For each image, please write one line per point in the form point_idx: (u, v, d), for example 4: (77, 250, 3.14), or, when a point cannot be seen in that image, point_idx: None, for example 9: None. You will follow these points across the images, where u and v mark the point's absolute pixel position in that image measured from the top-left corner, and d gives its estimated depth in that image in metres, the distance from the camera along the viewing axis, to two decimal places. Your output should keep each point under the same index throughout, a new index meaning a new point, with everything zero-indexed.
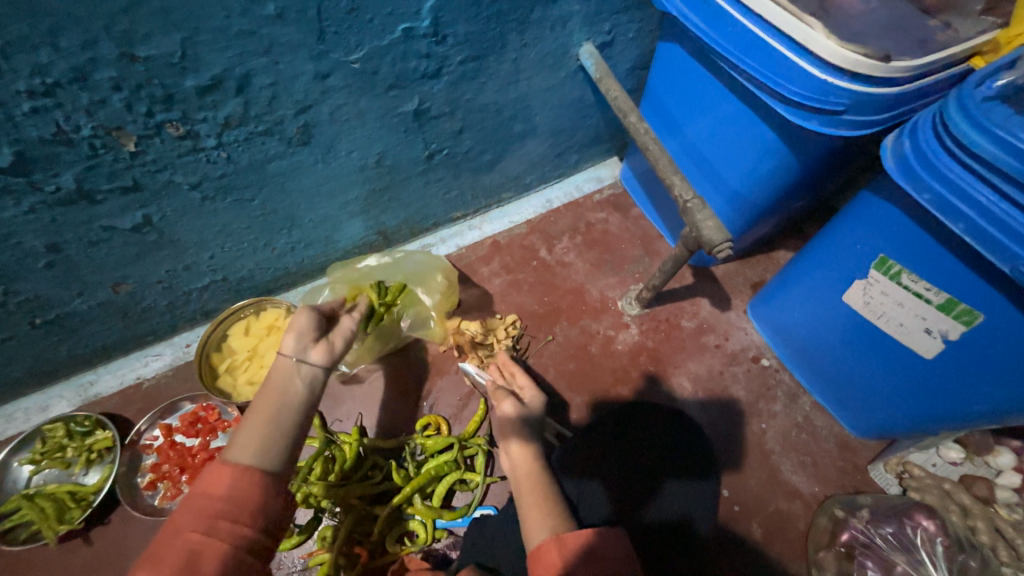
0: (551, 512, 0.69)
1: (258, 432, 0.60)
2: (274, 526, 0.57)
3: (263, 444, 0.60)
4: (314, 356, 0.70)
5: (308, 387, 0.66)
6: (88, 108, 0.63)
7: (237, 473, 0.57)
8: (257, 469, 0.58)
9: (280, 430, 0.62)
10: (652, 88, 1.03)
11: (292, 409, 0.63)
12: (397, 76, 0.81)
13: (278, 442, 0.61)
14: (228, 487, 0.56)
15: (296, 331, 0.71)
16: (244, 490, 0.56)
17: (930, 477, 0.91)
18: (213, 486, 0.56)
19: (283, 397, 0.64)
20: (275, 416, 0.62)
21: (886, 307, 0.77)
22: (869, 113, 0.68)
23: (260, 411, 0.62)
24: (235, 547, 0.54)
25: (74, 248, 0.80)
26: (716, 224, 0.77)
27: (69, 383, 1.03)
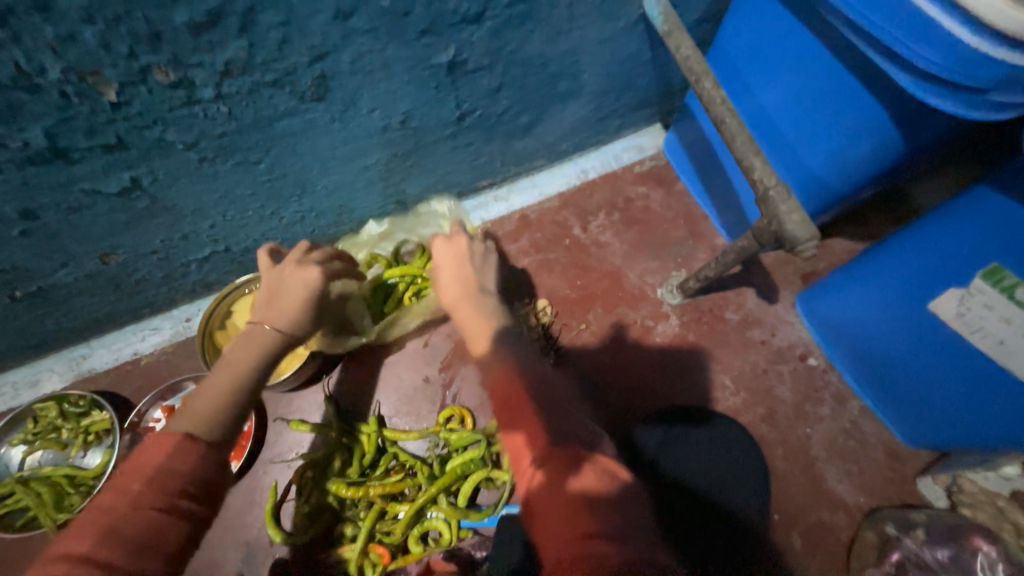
0: (496, 369, 0.58)
1: (217, 399, 0.54)
2: (198, 517, 0.48)
3: (206, 409, 0.52)
4: (278, 316, 0.62)
5: (263, 355, 0.59)
6: (52, 44, 0.50)
7: (181, 449, 0.48)
8: (194, 438, 0.50)
9: (226, 399, 0.54)
10: (722, 46, 0.88)
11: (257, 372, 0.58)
12: (432, 19, 0.67)
13: (221, 410, 0.53)
14: (164, 455, 0.48)
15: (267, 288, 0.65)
16: (180, 459, 0.48)
17: (984, 493, 0.84)
18: (173, 464, 0.47)
19: (235, 364, 0.57)
20: (239, 377, 0.56)
21: (984, 321, 0.68)
22: (1019, 94, 0.56)
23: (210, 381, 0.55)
24: (166, 537, 0.45)
25: (52, 214, 0.69)
26: (802, 218, 0.66)
27: (61, 357, 0.95)
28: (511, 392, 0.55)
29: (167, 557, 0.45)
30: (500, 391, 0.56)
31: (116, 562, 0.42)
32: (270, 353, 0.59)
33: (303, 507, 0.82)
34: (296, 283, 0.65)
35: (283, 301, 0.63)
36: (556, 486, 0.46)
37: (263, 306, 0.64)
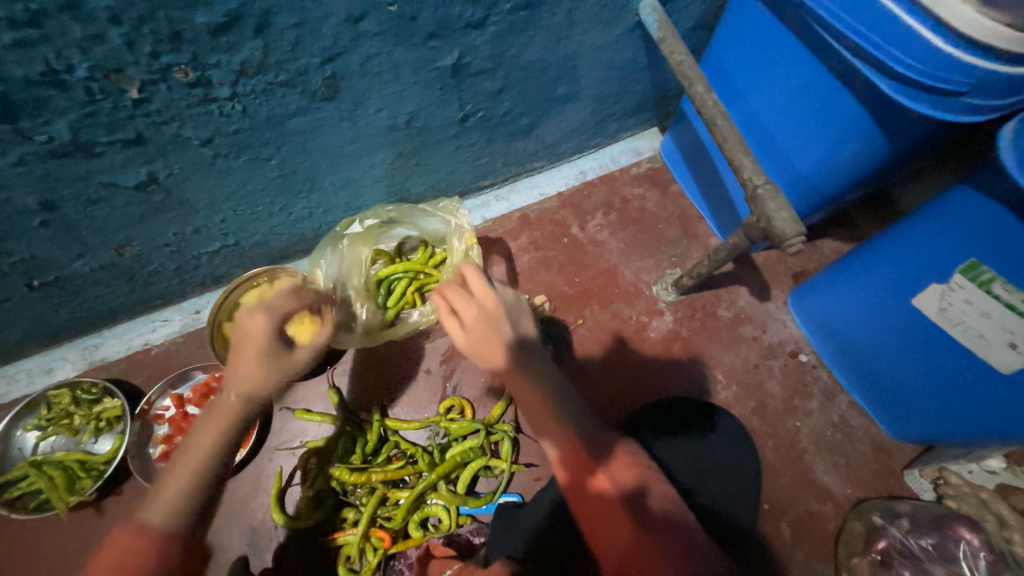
0: (570, 434, 0.64)
1: (179, 494, 0.57)
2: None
3: (177, 499, 0.57)
4: (245, 375, 0.62)
5: (229, 430, 0.62)
6: (81, 43, 0.53)
7: (131, 545, 0.54)
8: (156, 538, 0.55)
9: (191, 477, 0.58)
10: (715, 52, 0.92)
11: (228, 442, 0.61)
12: (438, 24, 0.70)
13: (186, 505, 0.58)
14: (125, 552, 0.53)
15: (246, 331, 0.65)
16: (131, 560, 0.53)
17: (967, 486, 0.89)
18: (128, 560, 0.53)
19: (201, 437, 0.60)
20: (213, 453, 0.60)
21: (965, 316, 0.70)
22: (990, 97, 0.59)
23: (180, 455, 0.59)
24: None
25: (72, 206, 0.72)
26: (789, 215, 0.69)
27: (73, 346, 0.98)
28: (588, 460, 0.63)
29: None
30: (574, 477, 0.63)
31: None
32: (235, 426, 0.62)
33: (308, 492, 0.85)
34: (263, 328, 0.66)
35: (245, 363, 0.63)
36: (615, 522, 0.60)
37: (229, 368, 0.64)
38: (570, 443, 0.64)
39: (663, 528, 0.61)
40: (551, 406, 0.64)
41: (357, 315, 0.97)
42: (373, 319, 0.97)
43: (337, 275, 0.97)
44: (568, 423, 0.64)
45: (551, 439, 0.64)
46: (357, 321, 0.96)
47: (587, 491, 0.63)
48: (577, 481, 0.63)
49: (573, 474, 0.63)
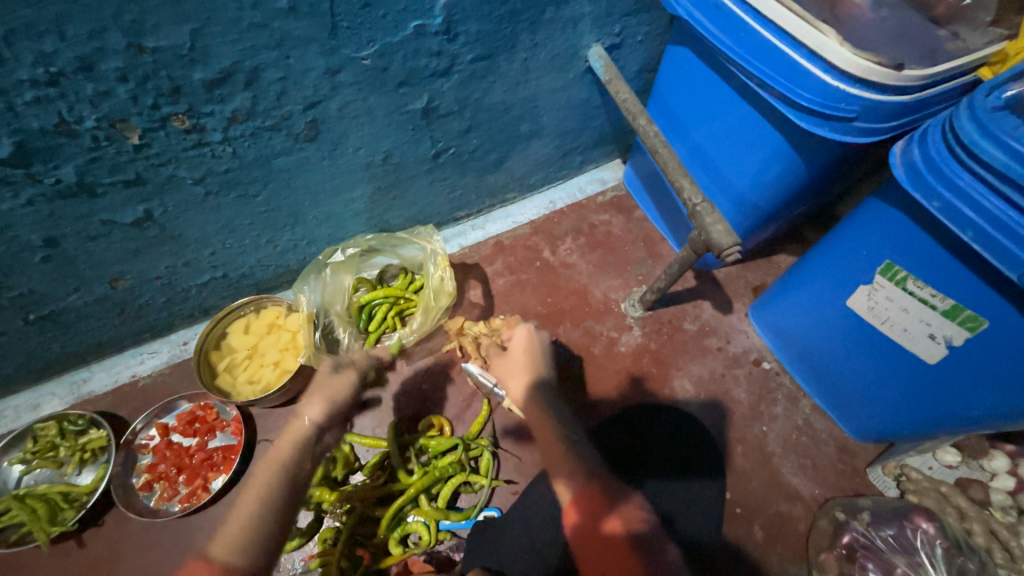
0: (578, 477, 0.72)
1: (242, 528, 0.63)
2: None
3: (256, 513, 0.65)
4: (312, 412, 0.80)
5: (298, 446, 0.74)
6: (92, 99, 0.61)
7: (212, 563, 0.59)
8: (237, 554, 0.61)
9: (279, 488, 0.68)
10: (658, 93, 1.04)
11: (294, 461, 0.72)
12: (407, 74, 0.80)
13: (266, 512, 0.65)
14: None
15: (321, 396, 0.83)
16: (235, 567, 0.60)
17: (928, 480, 0.92)
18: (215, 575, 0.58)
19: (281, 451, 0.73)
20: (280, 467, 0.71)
21: (890, 312, 0.78)
22: (879, 120, 0.70)
23: (264, 472, 0.70)
24: None
25: (72, 242, 0.78)
26: (724, 228, 0.77)
27: (62, 381, 1.02)
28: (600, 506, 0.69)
29: None
30: (584, 520, 0.68)
31: None
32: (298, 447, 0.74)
33: None
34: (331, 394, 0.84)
35: (316, 400, 0.83)
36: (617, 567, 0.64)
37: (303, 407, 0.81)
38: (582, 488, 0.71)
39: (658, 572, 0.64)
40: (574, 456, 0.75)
41: (339, 340, 1.04)
42: (354, 342, 1.04)
43: (320, 301, 1.01)
44: (575, 462, 0.74)
45: (564, 480, 0.72)
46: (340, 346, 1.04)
47: (594, 536, 0.67)
48: (587, 526, 0.68)
49: (584, 517, 0.68)
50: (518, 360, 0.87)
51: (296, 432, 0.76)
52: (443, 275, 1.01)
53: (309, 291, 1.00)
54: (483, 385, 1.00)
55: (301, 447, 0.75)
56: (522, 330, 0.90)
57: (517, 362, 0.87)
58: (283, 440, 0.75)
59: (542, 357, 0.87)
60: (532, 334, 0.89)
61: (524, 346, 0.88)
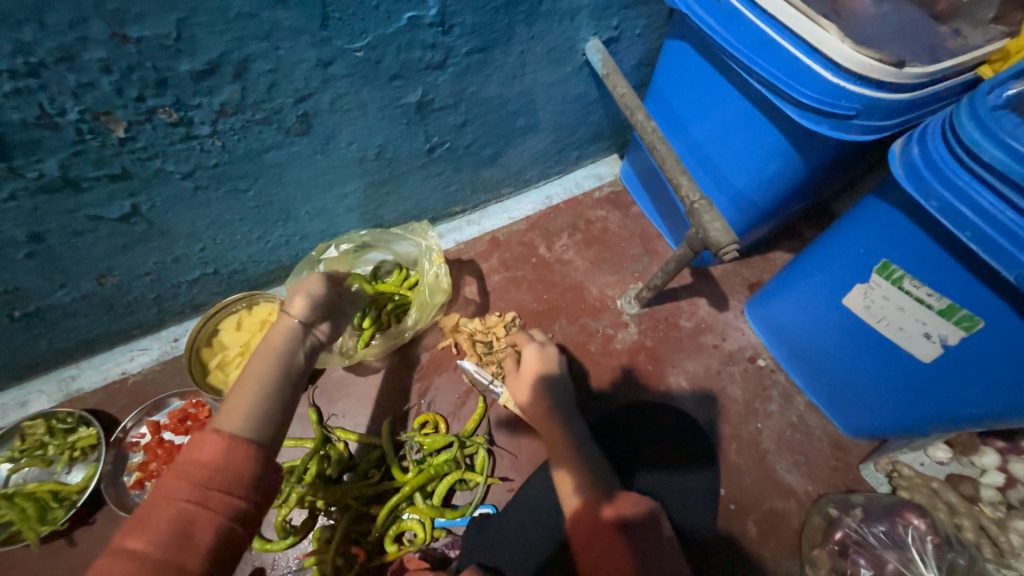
0: (579, 469, 0.71)
1: (247, 398, 0.55)
2: (266, 483, 0.51)
3: (256, 408, 0.54)
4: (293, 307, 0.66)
5: (292, 335, 0.63)
6: (75, 90, 0.60)
7: (219, 443, 0.50)
8: (246, 439, 0.52)
9: (276, 385, 0.57)
10: (656, 88, 1.03)
11: (291, 347, 0.62)
12: (401, 66, 0.79)
13: (272, 406, 0.56)
14: (221, 456, 0.49)
15: (307, 294, 0.67)
16: (239, 458, 0.50)
17: (919, 476, 0.93)
18: (204, 460, 0.49)
19: (273, 341, 0.62)
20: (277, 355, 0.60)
21: (886, 311, 0.78)
22: (878, 118, 0.69)
23: (261, 363, 0.59)
24: (230, 516, 0.48)
25: (57, 238, 0.76)
26: (722, 225, 0.76)
27: (50, 378, 1.00)
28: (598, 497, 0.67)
29: (226, 537, 0.47)
30: (585, 509, 0.66)
31: (216, 530, 0.47)
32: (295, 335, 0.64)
33: (281, 513, 0.85)
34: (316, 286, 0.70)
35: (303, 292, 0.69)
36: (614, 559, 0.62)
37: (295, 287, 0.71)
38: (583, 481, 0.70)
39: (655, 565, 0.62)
40: (580, 455, 0.73)
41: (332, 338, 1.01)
42: (348, 340, 0.98)
43: None
44: (581, 462, 0.72)
45: (567, 470, 0.71)
46: None
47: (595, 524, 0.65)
48: (588, 513, 0.66)
49: (584, 504, 0.67)
50: (531, 379, 0.83)
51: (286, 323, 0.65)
52: (438, 271, 1.01)
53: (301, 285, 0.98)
54: (479, 382, 1.01)
55: (297, 333, 0.64)
56: (532, 346, 0.87)
57: (530, 382, 0.83)
58: (273, 331, 0.63)
59: (556, 374, 0.85)
60: (544, 350, 0.87)
61: (538, 364, 0.84)
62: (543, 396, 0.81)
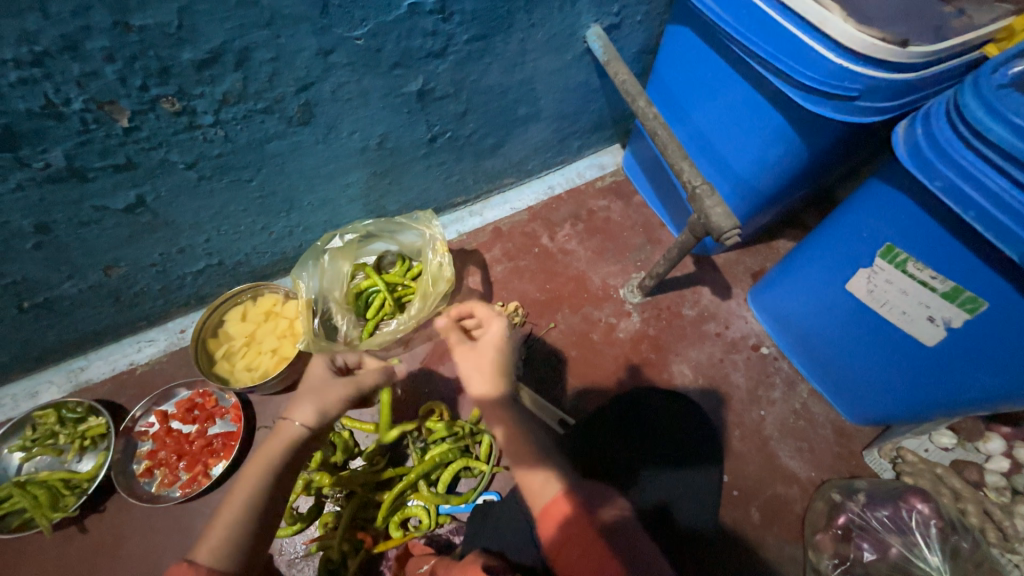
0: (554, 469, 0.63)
1: (224, 531, 0.59)
2: None
3: (227, 540, 0.58)
4: (301, 416, 0.66)
5: (288, 452, 0.64)
6: (79, 79, 0.60)
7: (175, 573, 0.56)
8: None
9: (256, 513, 0.61)
10: (658, 75, 1.02)
11: (286, 465, 0.64)
12: (401, 54, 0.79)
13: (243, 540, 0.59)
14: None
15: (315, 402, 0.67)
16: None
17: (923, 462, 0.93)
18: None
19: (266, 461, 0.63)
20: (267, 475, 0.62)
21: (889, 295, 0.78)
22: (881, 100, 0.69)
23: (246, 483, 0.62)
24: None
25: (64, 229, 0.77)
26: (724, 211, 0.76)
27: (60, 369, 1.02)
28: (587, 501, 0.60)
29: None
30: (572, 517, 0.58)
31: None
32: (291, 452, 0.65)
33: (289, 500, 0.86)
34: (327, 401, 0.68)
35: (309, 399, 0.68)
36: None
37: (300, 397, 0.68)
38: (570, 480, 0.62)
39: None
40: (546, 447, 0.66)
41: (337, 327, 1.03)
42: (353, 330, 1.03)
43: (318, 289, 1.01)
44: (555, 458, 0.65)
45: (541, 475, 0.62)
46: (338, 333, 1.03)
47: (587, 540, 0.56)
48: (577, 525, 0.57)
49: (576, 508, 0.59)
50: (491, 376, 0.68)
51: (286, 436, 0.65)
52: (441, 261, 1.01)
53: (308, 277, 0.99)
54: None
55: (293, 447, 0.65)
56: (492, 324, 0.71)
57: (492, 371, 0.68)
58: (270, 444, 0.64)
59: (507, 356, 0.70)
60: (501, 326, 0.71)
61: (496, 350, 0.69)
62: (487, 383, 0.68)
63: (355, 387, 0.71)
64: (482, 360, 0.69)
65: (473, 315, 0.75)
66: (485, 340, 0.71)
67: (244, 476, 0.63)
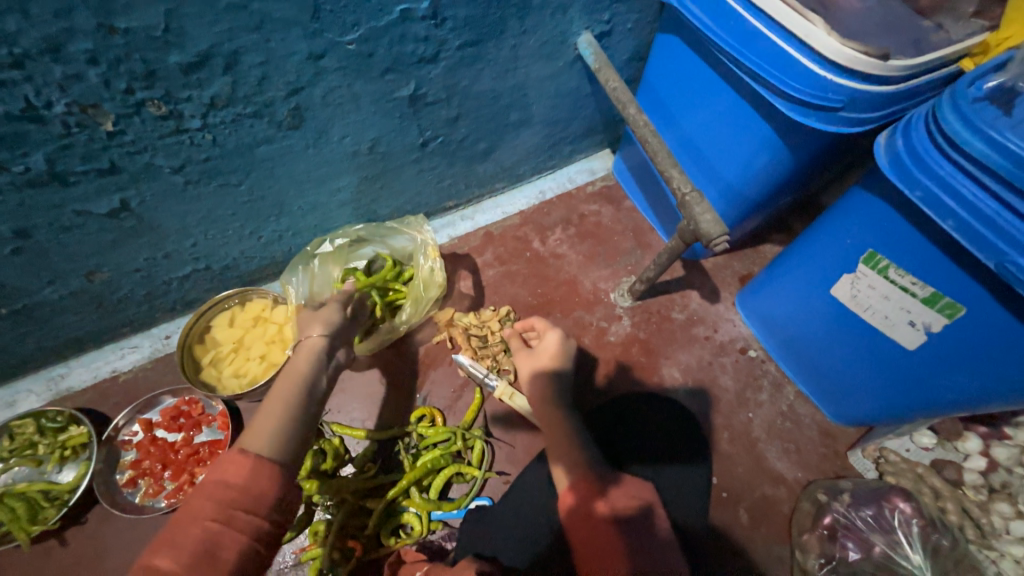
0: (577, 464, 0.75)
1: (273, 422, 0.61)
2: (285, 499, 0.56)
3: (276, 428, 0.60)
4: (314, 330, 0.78)
5: (313, 362, 0.71)
6: (61, 82, 0.59)
7: (235, 458, 0.56)
8: (269, 459, 0.57)
9: (297, 408, 0.64)
10: (647, 81, 1.03)
11: (315, 372, 0.70)
12: (393, 59, 0.78)
13: (290, 428, 0.61)
14: (247, 475, 0.54)
15: (320, 321, 0.80)
16: (262, 482, 0.54)
17: (905, 462, 0.96)
18: (226, 476, 0.54)
19: (293, 368, 0.70)
20: (300, 383, 0.67)
21: (872, 300, 0.80)
22: (862, 111, 0.71)
23: (281, 389, 0.66)
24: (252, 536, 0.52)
25: (44, 234, 0.75)
26: (713, 217, 0.77)
27: (39, 377, 0.99)
28: (593, 489, 0.72)
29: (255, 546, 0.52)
30: (580, 504, 0.71)
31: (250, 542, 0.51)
32: (315, 359, 0.72)
33: None
34: (325, 317, 0.81)
35: (315, 323, 0.80)
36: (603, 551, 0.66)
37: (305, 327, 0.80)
38: (583, 467, 0.75)
39: (644, 553, 0.66)
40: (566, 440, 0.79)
41: None
42: None
43: (308, 293, 0.96)
44: (574, 451, 0.78)
45: (563, 466, 0.76)
46: None
47: (589, 518, 0.69)
48: (581, 510, 0.70)
49: (578, 500, 0.71)
50: (547, 362, 0.91)
51: (307, 349, 0.74)
52: (433, 266, 1.00)
53: (298, 278, 0.98)
54: (474, 375, 1.01)
55: (318, 358, 0.73)
56: (554, 335, 0.94)
57: (546, 360, 0.91)
58: (297, 360, 0.72)
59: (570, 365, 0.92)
60: (565, 342, 0.94)
61: (554, 351, 0.92)
62: (546, 378, 0.89)
63: (340, 311, 0.84)
64: (540, 360, 0.92)
65: (534, 330, 0.99)
66: (545, 344, 0.94)
67: (279, 382, 0.68)
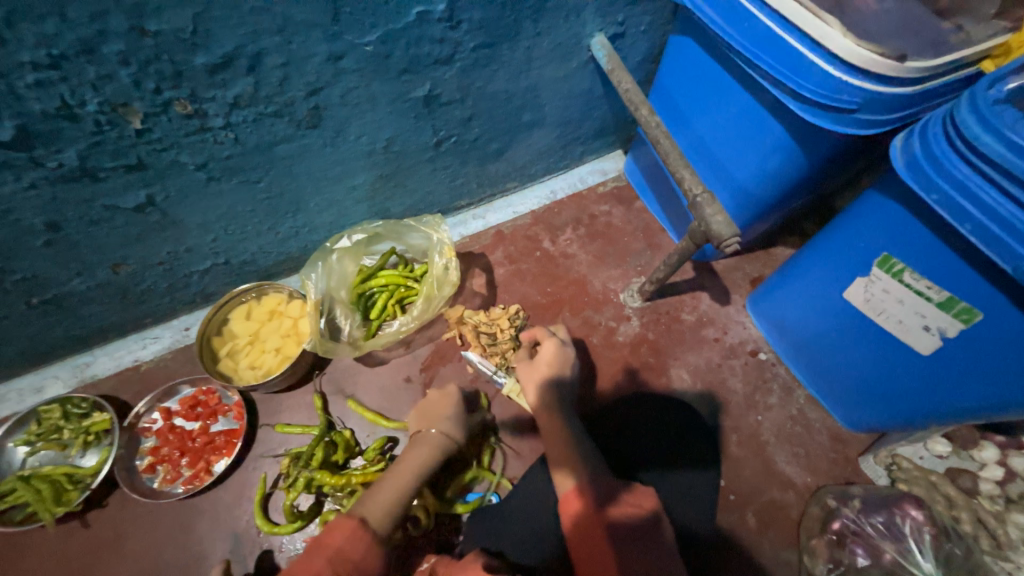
0: (583, 469, 0.77)
1: (388, 500, 0.74)
2: None
3: (388, 507, 0.74)
4: (446, 431, 0.85)
5: (429, 459, 0.80)
6: (94, 82, 0.61)
7: (357, 531, 0.69)
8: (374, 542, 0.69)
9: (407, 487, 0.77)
10: (660, 83, 1.04)
11: (427, 466, 0.80)
12: (410, 61, 0.80)
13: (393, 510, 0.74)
14: (351, 546, 0.67)
15: (450, 422, 0.86)
16: (363, 552, 0.67)
17: (917, 469, 0.95)
18: (348, 549, 0.67)
19: (417, 456, 0.80)
20: (413, 473, 0.78)
21: (886, 304, 0.79)
22: (877, 113, 0.70)
23: (402, 471, 0.78)
24: None
25: (74, 227, 0.78)
26: (725, 219, 0.77)
27: (65, 364, 1.03)
28: (597, 497, 0.73)
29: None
30: (583, 508, 0.72)
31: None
32: (435, 454, 0.81)
33: (290, 497, 0.87)
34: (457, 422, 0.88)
35: (445, 418, 0.87)
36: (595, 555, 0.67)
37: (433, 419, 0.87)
38: (588, 480, 0.76)
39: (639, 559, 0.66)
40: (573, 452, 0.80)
41: (341, 327, 1.05)
42: (356, 330, 1.05)
43: (325, 288, 1.02)
44: (580, 459, 0.79)
45: (570, 473, 0.77)
46: (341, 333, 1.05)
47: (592, 523, 0.70)
48: (586, 513, 0.72)
49: (583, 505, 0.73)
50: (542, 369, 0.93)
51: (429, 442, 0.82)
52: (446, 263, 1.02)
53: (316, 272, 1.01)
54: (483, 371, 1.04)
55: (437, 454, 0.81)
56: (551, 343, 0.95)
57: (541, 371, 0.93)
58: (416, 446, 0.81)
59: (570, 369, 0.94)
60: (560, 347, 0.95)
61: (550, 359, 0.94)
62: (546, 388, 0.91)
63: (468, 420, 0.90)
64: (535, 368, 0.93)
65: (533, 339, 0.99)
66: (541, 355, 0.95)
67: (398, 466, 0.79)
